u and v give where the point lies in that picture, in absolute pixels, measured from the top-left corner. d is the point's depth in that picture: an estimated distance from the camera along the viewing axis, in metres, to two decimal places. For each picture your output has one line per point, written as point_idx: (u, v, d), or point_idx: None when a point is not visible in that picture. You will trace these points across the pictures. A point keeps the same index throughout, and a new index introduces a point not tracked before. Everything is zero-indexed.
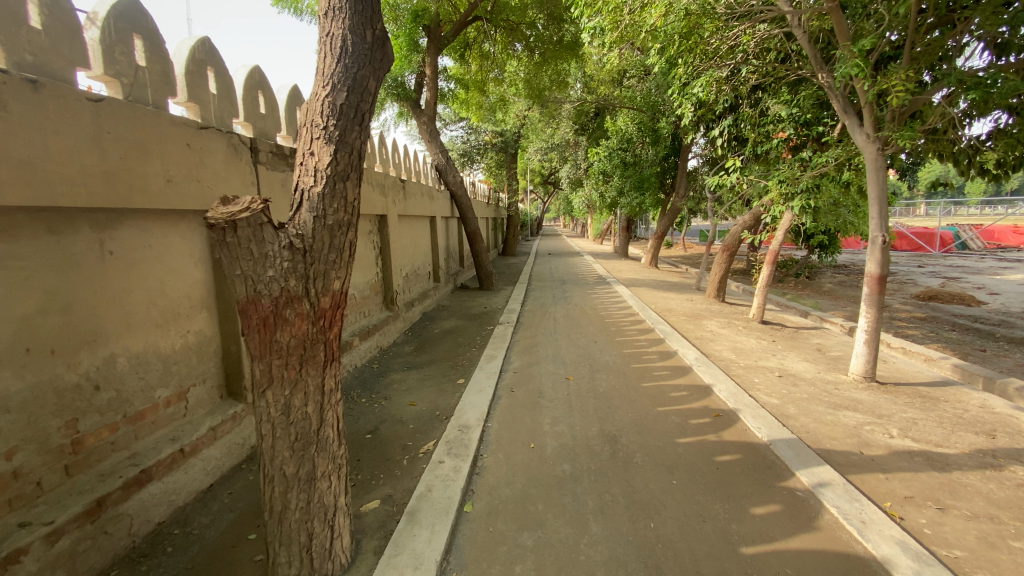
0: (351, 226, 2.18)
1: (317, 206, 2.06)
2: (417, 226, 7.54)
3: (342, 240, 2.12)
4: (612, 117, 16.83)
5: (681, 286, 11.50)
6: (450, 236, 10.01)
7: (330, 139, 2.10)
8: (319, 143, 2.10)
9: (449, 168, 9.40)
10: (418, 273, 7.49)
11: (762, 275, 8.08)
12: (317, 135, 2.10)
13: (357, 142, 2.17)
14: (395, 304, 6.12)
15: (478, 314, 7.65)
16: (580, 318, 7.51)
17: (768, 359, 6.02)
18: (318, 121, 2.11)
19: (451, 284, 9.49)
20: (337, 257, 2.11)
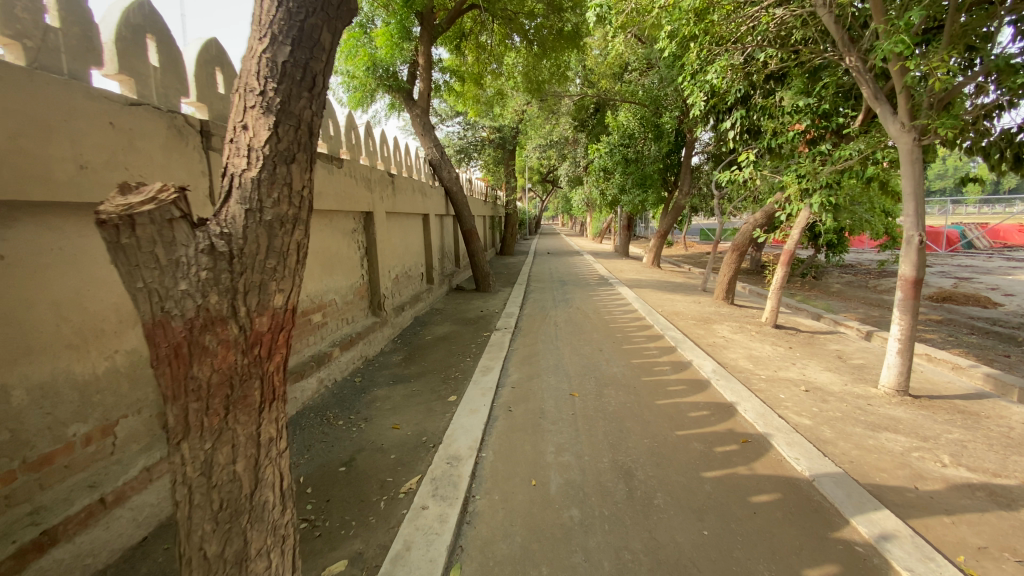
0: (299, 222, 1.67)
1: (250, 195, 1.56)
2: (409, 224, 7.03)
3: (285, 242, 1.61)
4: (613, 112, 16.33)
5: (687, 287, 10.99)
6: (446, 235, 9.48)
7: (269, 108, 1.59)
8: (254, 113, 1.59)
9: (444, 163, 8.88)
10: (409, 274, 6.97)
11: (776, 277, 7.58)
12: (252, 103, 1.59)
13: (306, 113, 1.66)
14: (383, 309, 5.61)
15: (473, 319, 7.12)
16: (583, 322, 6.99)
17: (789, 369, 5.52)
18: (253, 84, 1.60)
19: (446, 286, 8.97)
20: (278, 264, 1.61)
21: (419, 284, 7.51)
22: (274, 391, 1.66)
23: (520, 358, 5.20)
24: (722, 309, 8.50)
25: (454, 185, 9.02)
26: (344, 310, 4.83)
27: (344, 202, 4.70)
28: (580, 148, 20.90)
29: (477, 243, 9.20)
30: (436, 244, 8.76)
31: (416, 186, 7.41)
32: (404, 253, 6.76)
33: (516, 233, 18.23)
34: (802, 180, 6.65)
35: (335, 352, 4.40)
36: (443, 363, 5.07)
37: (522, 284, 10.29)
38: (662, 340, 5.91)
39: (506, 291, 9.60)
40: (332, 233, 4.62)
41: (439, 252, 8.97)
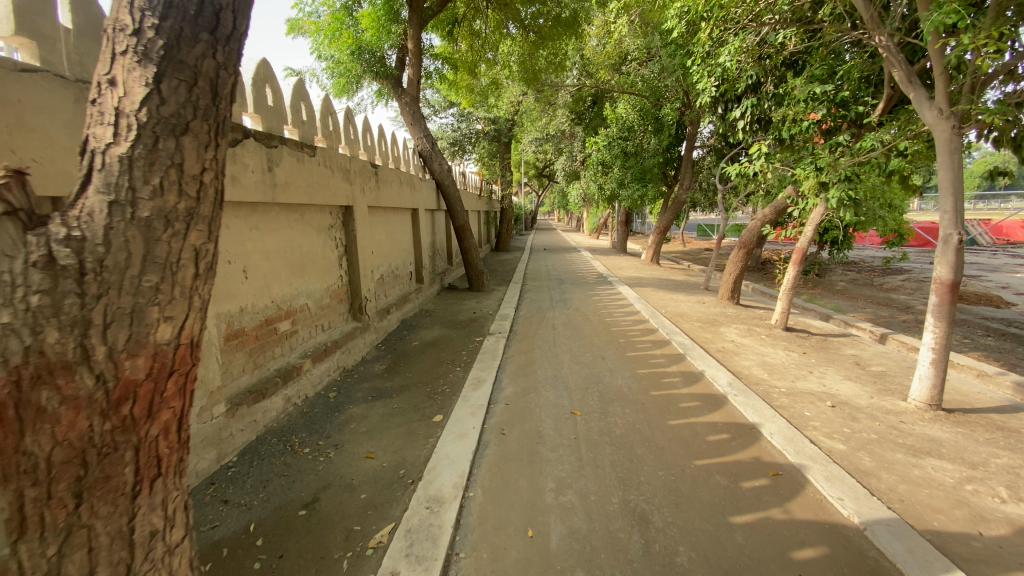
0: (179, 240, 1.42)
1: (109, 203, 1.32)
2: (396, 220, 6.52)
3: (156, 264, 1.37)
4: (611, 104, 15.82)
5: (689, 286, 10.52)
6: (436, 230, 8.97)
7: (140, 88, 1.33)
8: (120, 98, 1.34)
9: (434, 155, 8.37)
10: (396, 273, 6.47)
11: (788, 276, 7.10)
12: (118, 85, 1.34)
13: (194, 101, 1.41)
14: (365, 313, 5.11)
15: (464, 322, 6.63)
16: (583, 325, 6.51)
17: (807, 379, 5.06)
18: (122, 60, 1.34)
19: (437, 285, 8.46)
20: (149, 292, 1.37)
21: (407, 284, 7.00)
22: (149, 467, 1.50)
23: (516, 367, 4.71)
24: (729, 310, 8.03)
25: (446, 177, 8.52)
26: (319, 316, 4.33)
27: (319, 195, 4.20)
28: (577, 142, 20.36)
29: (470, 239, 8.70)
30: (426, 240, 8.25)
31: (405, 178, 6.90)
32: (390, 250, 6.26)
33: (512, 228, 17.70)
34: (819, 173, 6.18)
35: (307, 363, 3.90)
36: (430, 373, 4.58)
37: (517, 283, 9.78)
38: (669, 346, 5.44)
39: (500, 290, 9.08)
40: (305, 229, 4.12)
41: (429, 249, 8.46)
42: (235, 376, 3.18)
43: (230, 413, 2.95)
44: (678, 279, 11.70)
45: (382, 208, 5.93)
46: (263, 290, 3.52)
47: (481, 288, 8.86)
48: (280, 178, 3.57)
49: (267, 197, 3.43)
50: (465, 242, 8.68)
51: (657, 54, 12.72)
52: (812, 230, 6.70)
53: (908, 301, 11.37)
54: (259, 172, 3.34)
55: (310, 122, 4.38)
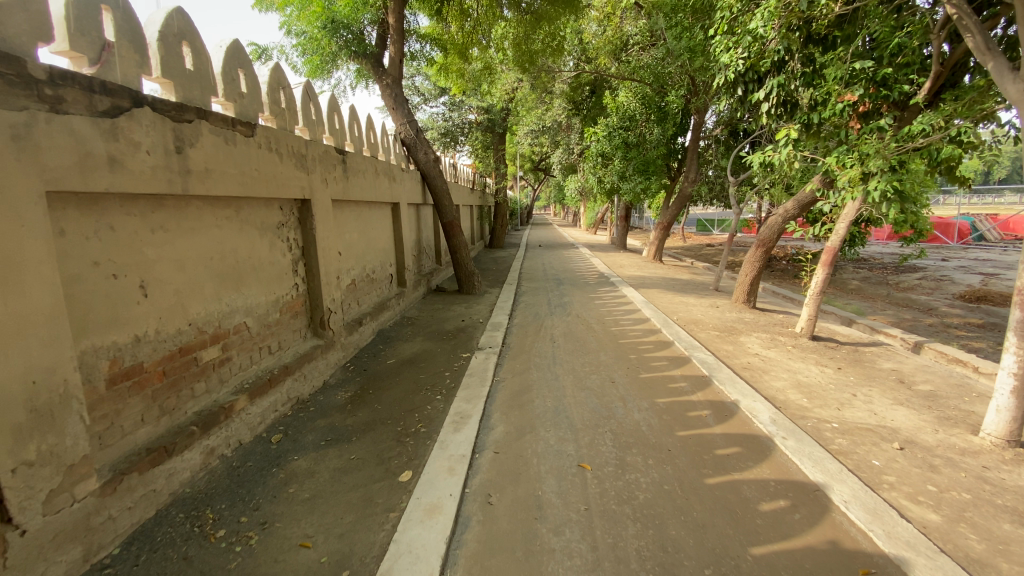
0: None
1: None
2: (371, 215, 5.67)
3: None
4: (611, 93, 14.97)
5: (698, 287, 9.70)
6: (422, 227, 8.09)
7: None
8: None
9: (419, 143, 7.51)
10: (371, 277, 5.61)
11: (814, 280, 6.14)
12: None
13: None
14: (329, 327, 4.26)
15: (448, 331, 5.77)
16: (585, 334, 5.68)
17: (855, 405, 4.25)
18: None
19: (422, 288, 7.60)
20: None
21: (386, 288, 6.13)
22: None
23: (509, 394, 3.88)
24: (746, 315, 7.22)
25: (431, 168, 7.66)
26: (263, 336, 3.49)
27: (260, 184, 3.35)
28: (574, 133, 19.47)
29: (459, 236, 7.85)
30: (411, 238, 7.39)
31: (383, 167, 6.04)
32: (363, 250, 5.40)
33: (507, 224, 16.85)
34: (858, 162, 5.38)
35: (241, 400, 3.07)
36: (403, 402, 3.75)
37: (512, 284, 8.92)
38: (689, 364, 4.61)
39: (493, 292, 8.22)
40: (242, 229, 3.27)
41: (414, 247, 7.59)
42: (124, 432, 2.36)
43: (105, 490, 2.14)
44: (684, 278, 10.91)
45: (353, 202, 5.07)
46: (173, 309, 2.68)
47: (471, 290, 7.98)
48: (196, 163, 2.73)
49: (174, 187, 2.59)
50: (454, 240, 7.82)
51: (662, 37, 11.89)
52: (844, 226, 5.89)
53: (929, 302, 10.60)
54: (161, 153, 2.50)
55: (251, 94, 3.52)
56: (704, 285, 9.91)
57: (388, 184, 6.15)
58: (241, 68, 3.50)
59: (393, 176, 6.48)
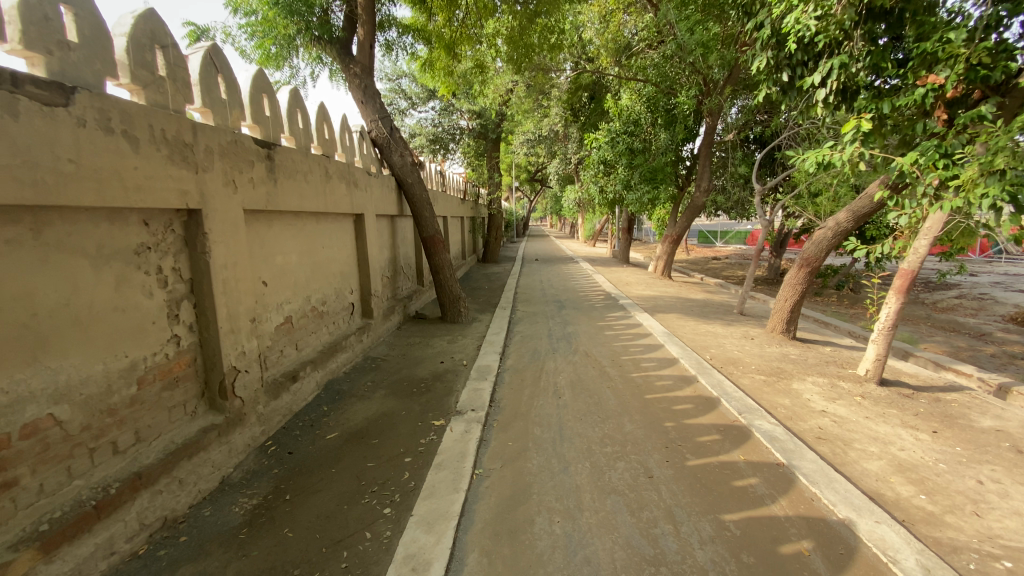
0: None
1: None
2: (319, 230, 4.34)
3: None
4: (614, 95, 13.77)
5: (720, 311, 8.35)
6: (399, 241, 6.74)
7: None
8: None
9: (393, 143, 6.22)
10: (318, 311, 4.27)
11: (886, 311, 4.86)
12: None
13: None
14: (233, 396, 2.94)
15: (420, 378, 4.42)
16: (599, 380, 4.34)
17: (998, 505, 2.92)
18: None
19: (397, 316, 6.25)
20: None
21: (343, 321, 4.79)
22: None
23: (495, 503, 2.56)
24: (790, 349, 5.90)
25: (406, 173, 6.32)
26: (94, 431, 2.18)
27: (84, 185, 2.06)
28: (572, 142, 18.26)
29: (441, 254, 6.49)
30: (383, 256, 6.06)
31: (339, 167, 4.72)
32: (304, 276, 4.06)
33: (501, 237, 15.58)
34: (985, 156, 3.86)
35: (18, 563, 1.75)
36: (330, 522, 2.42)
37: (503, 307, 7.56)
38: (750, 438, 3.29)
39: (484, 319, 6.86)
40: (45, 260, 1.98)
41: (387, 267, 6.24)
42: None
43: None
44: (701, 299, 9.61)
45: (286, 212, 3.73)
46: None
47: (456, 318, 6.59)
48: None
49: None
50: (436, 258, 6.47)
51: (672, 31, 10.66)
52: (927, 241, 4.57)
53: (980, 326, 9.30)
54: None
55: (85, 49, 2.24)
56: (726, 308, 8.59)
57: (346, 189, 4.83)
58: (66, 5, 2.20)
59: (357, 179, 5.18)
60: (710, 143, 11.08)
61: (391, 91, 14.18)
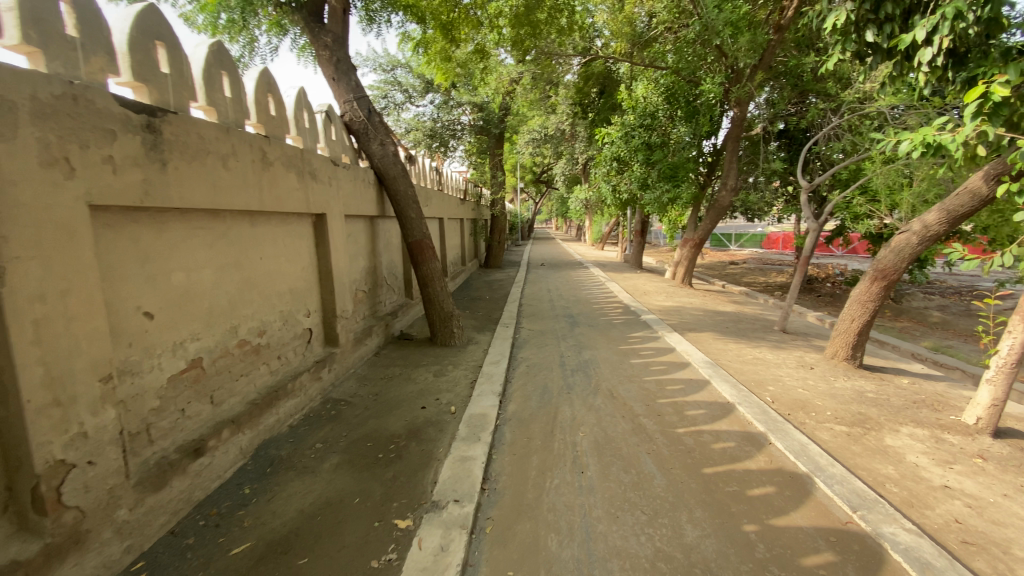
0: None
1: None
2: (253, 234, 3.18)
3: None
4: (630, 86, 12.52)
5: (759, 328, 7.13)
6: (381, 247, 5.58)
7: None
8: None
9: (371, 130, 5.08)
10: (250, 345, 3.12)
11: (1002, 343, 3.67)
12: None
13: None
14: (60, 507, 1.81)
15: (391, 433, 3.28)
16: (634, 439, 3.18)
17: None
18: None
19: (377, 338, 5.08)
20: None
21: (293, 353, 3.64)
22: None
23: None
24: (865, 384, 4.70)
25: (387, 164, 5.17)
26: None
27: None
28: (581, 140, 17.06)
29: (430, 262, 5.29)
30: (359, 265, 4.90)
31: (291, 150, 3.56)
32: (226, 298, 2.91)
33: (505, 241, 14.37)
34: None
35: None
36: None
37: (507, 323, 6.38)
38: (881, 560, 2.12)
39: (484, 339, 5.68)
40: None
41: (365, 279, 5.07)
42: None
43: None
44: (732, 312, 8.38)
45: (190, 208, 2.59)
46: None
47: (448, 342, 5.38)
48: None
49: None
50: (424, 267, 5.28)
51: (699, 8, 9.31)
52: None
53: None
54: None
55: None
56: (765, 325, 7.37)
57: (302, 179, 3.67)
58: None
59: (321, 168, 4.02)
60: (737, 138, 9.87)
61: (386, 82, 13.00)
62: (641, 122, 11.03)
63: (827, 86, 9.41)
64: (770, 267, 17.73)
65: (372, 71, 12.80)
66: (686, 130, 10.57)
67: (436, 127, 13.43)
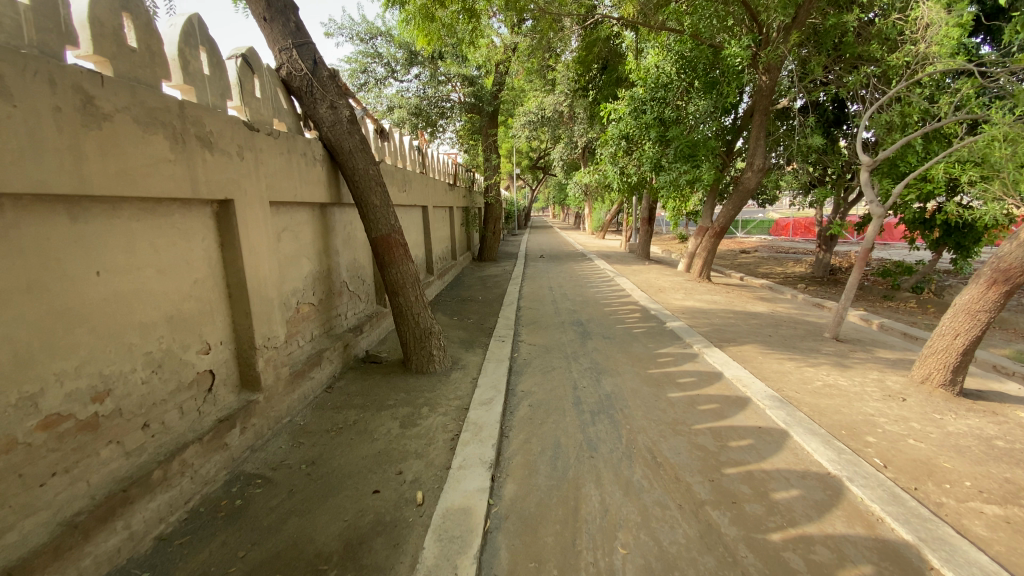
0: None
1: None
2: (71, 234, 1.90)
3: None
4: (639, 55, 11.12)
5: (804, 334, 5.90)
6: (338, 243, 4.28)
7: None
8: None
9: (318, 88, 3.80)
10: (64, 421, 1.85)
11: None
12: None
13: None
14: None
15: (315, 550, 2.04)
16: (708, 564, 1.95)
17: None
18: None
19: (329, 367, 3.82)
20: None
21: (175, 414, 2.39)
22: None
23: None
24: (983, 423, 3.48)
25: (339, 135, 3.88)
26: None
27: None
28: (583, 119, 15.71)
29: (401, 264, 4.01)
30: (301, 270, 3.63)
31: (159, 101, 2.26)
32: (4, 351, 1.65)
33: (500, 231, 13.01)
34: None
35: None
36: None
37: (501, 334, 5.11)
38: None
39: (472, 359, 4.41)
40: None
41: (311, 288, 3.80)
42: None
43: None
44: (765, 313, 7.13)
45: None
46: None
47: (425, 369, 4.06)
48: None
49: None
50: (392, 271, 4.00)
51: None
52: None
53: None
54: None
55: None
56: (810, 330, 6.13)
57: (184, 146, 2.39)
58: None
59: (228, 133, 2.73)
60: (765, 110, 8.55)
61: (364, 54, 11.49)
62: (654, 94, 9.64)
63: (870, 50, 8.12)
64: (783, 256, 16.48)
65: (349, 41, 11.34)
66: (706, 103, 9.19)
67: (421, 104, 11.96)
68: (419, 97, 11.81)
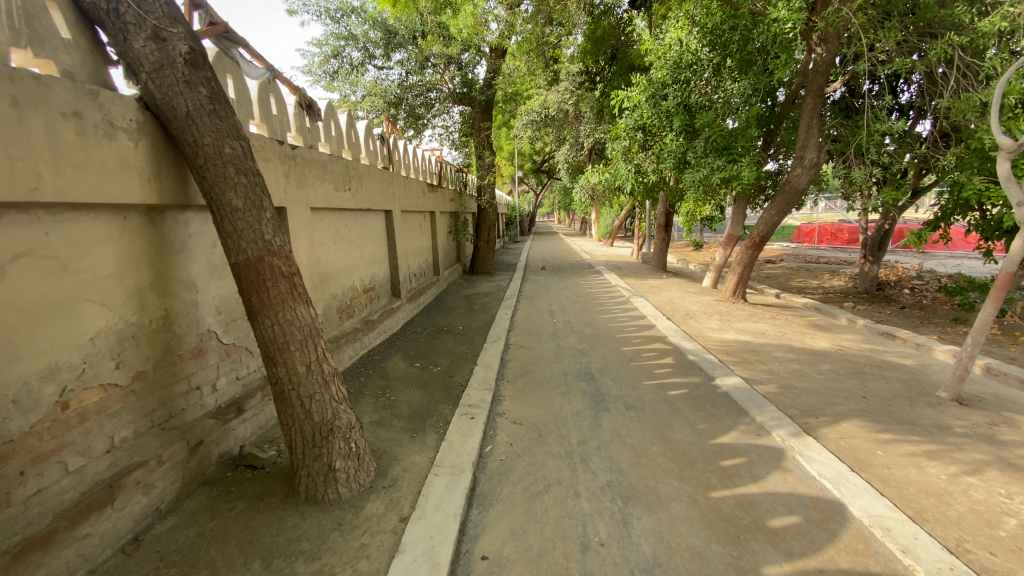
0: None
1: None
2: None
3: None
4: (658, 30, 9.38)
5: (906, 395, 4.12)
6: (195, 270, 2.62)
7: None
8: None
9: (128, 7, 2.13)
10: None
11: None
12: None
13: None
14: None
15: None
16: None
17: None
18: None
19: (144, 497, 2.14)
20: None
21: None
22: None
23: None
24: None
25: (166, 86, 2.18)
26: None
27: None
28: (590, 113, 13.98)
29: (281, 310, 2.28)
30: (73, 328, 1.96)
31: None
32: None
33: (495, 240, 11.31)
34: None
35: None
36: None
37: (471, 401, 3.37)
38: None
39: (414, 455, 2.69)
40: None
41: (109, 358, 2.12)
42: None
43: None
44: (833, 350, 5.37)
45: None
46: None
47: (316, 498, 2.29)
48: None
49: None
50: (261, 326, 2.27)
51: None
52: None
53: None
54: None
55: None
56: (909, 387, 4.36)
57: None
58: None
59: None
60: (819, 91, 6.85)
61: (336, 35, 9.83)
62: (676, 75, 7.94)
63: (954, 13, 6.27)
64: (816, 268, 14.62)
65: (317, 20, 9.68)
66: (742, 83, 7.44)
67: (404, 95, 10.30)
68: (400, 86, 10.16)
